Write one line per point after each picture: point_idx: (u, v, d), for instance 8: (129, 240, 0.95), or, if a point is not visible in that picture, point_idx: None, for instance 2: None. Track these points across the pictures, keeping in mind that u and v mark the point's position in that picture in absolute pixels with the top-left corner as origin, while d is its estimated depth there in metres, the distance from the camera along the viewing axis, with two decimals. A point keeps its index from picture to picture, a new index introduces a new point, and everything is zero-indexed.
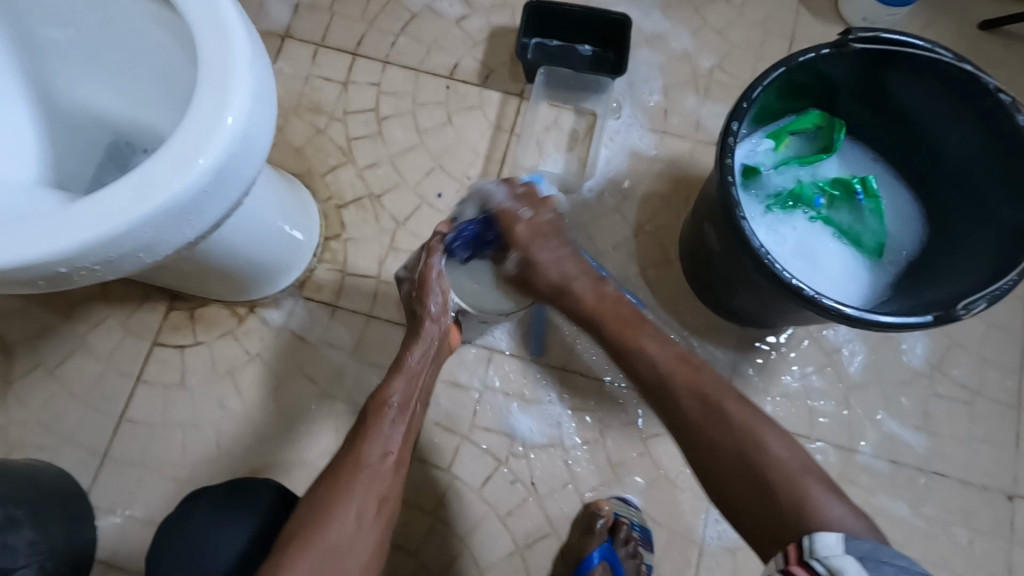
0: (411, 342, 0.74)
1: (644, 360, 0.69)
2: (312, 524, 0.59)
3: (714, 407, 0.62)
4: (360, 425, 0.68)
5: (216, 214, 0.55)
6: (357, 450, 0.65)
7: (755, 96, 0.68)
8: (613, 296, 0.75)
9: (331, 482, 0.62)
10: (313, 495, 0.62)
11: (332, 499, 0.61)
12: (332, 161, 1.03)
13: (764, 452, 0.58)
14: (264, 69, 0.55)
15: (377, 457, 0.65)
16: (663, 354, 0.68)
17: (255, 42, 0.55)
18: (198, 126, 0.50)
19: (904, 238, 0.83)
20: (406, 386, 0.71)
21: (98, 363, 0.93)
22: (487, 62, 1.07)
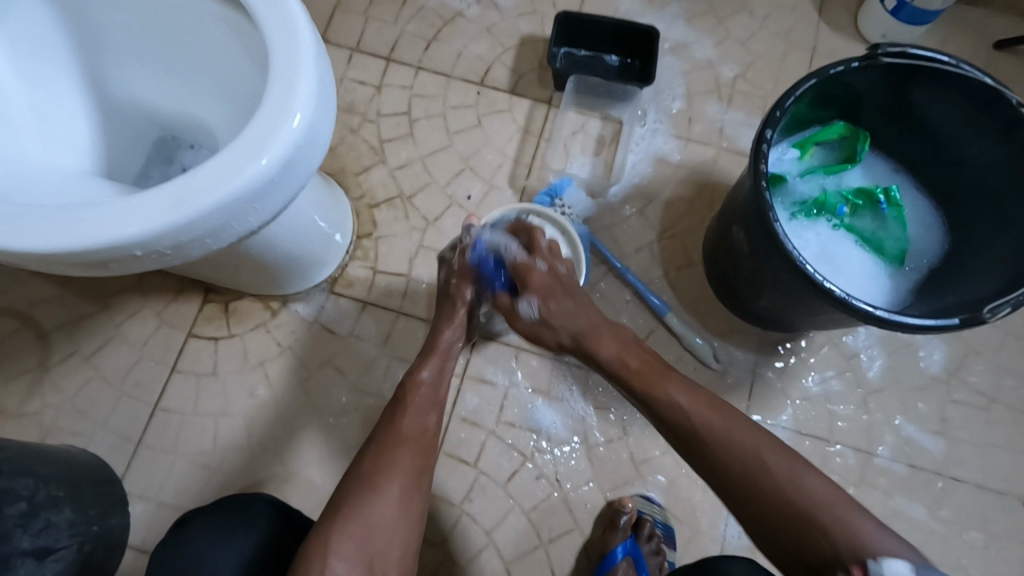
0: (444, 323, 0.78)
1: (671, 406, 0.65)
2: (362, 495, 0.61)
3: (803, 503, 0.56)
4: (396, 401, 0.71)
5: (278, 204, 0.57)
6: (396, 423, 0.68)
7: (787, 105, 0.71)
8: (633, 339, 0.75)
9: (373, 456, 0.65)
10: (356, 468, 0.64)
11: (378, 467, 0.63)
12: (365, 161, 1.06)
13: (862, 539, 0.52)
14: (326, 66, 0.57)
15: (415, 433, 0.67)
16: (693, 402, 0.65)
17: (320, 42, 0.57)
18: (267, 120, 0.53)
19: (926, 246, 0.85)
20: (437, 367, 0.74)
21: (133, 352, 0.95)
22: (517, 69, 1.10)
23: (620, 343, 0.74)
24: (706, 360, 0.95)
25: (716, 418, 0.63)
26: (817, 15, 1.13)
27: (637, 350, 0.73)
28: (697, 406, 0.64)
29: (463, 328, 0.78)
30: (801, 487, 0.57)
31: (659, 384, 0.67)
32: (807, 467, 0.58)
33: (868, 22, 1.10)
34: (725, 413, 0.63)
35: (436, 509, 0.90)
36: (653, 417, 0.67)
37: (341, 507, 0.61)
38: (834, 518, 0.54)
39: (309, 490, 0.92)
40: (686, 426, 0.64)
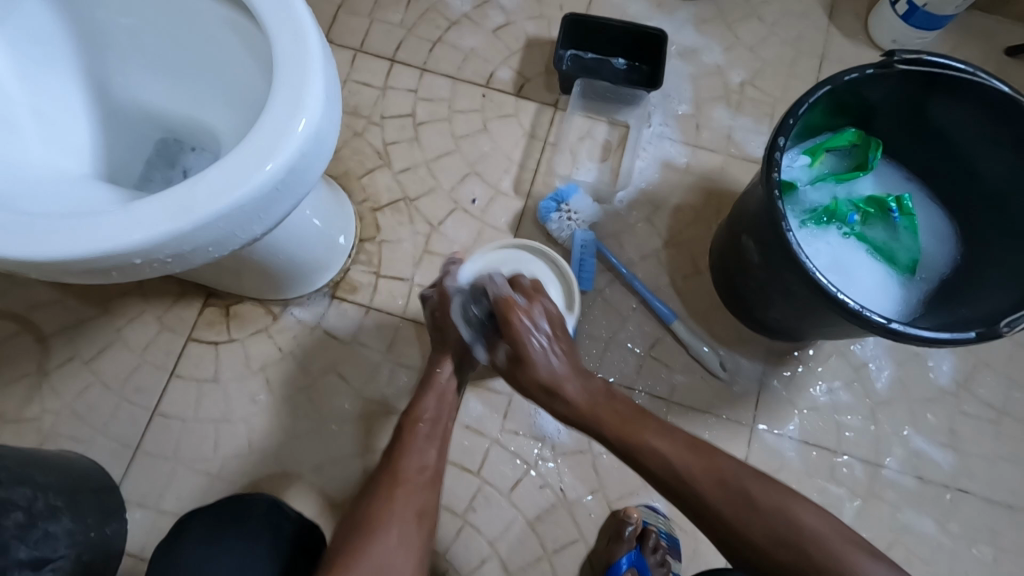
0: (440, 356, 0.76)
1: (655, 454, 0.62)
2: (356, 541, 0.60)
3: (741, 494, 0.59)
4: (394, 441, 0.70)
5: (282, 212, 0.56)
6: (394, 467, 0.67)
7: (801, 112, 0.70)
8: (603, 389, 0.69)
9: (370, 499, 0.64)
10: (354, 517, 0.63)
11: (378, 507, 0.63)
12: (369, 164, 1.05)
13: (803, 525, 0.57)
14: (333, 69, 0.56)
15: (413, 475, 0.67)
16: (675, 450, 0.62)
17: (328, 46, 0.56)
18: (272, 126, 0.52)
19: (939, 256, 0.84)
20: (433, 410, 0.73)
21: (133, 356, 0.94)
22: (523, 73, 1.09)
23: (583, 382, 0.68)
24: (713, 368, 0.94)
25: (685, 490, 0.61)
26: (827, 20, 1.12)
27: (606, 399, 0.68)
28: (655, 424, 0.65)
29: (458, 361, 0.76)
30: (801, 516, 0.57)
31: (637, 432, 0.64)
32: (795, 493, 0.59)
33: (879, 29, 1.09)
34: (704, 452, 0.62)
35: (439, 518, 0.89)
36: (605, 442, 0.66)
37: (340, 550, 0.61)
38: (830, 546, 0.56)
39: (310, 498, 0.91)
40: (626, 429, 0.65)
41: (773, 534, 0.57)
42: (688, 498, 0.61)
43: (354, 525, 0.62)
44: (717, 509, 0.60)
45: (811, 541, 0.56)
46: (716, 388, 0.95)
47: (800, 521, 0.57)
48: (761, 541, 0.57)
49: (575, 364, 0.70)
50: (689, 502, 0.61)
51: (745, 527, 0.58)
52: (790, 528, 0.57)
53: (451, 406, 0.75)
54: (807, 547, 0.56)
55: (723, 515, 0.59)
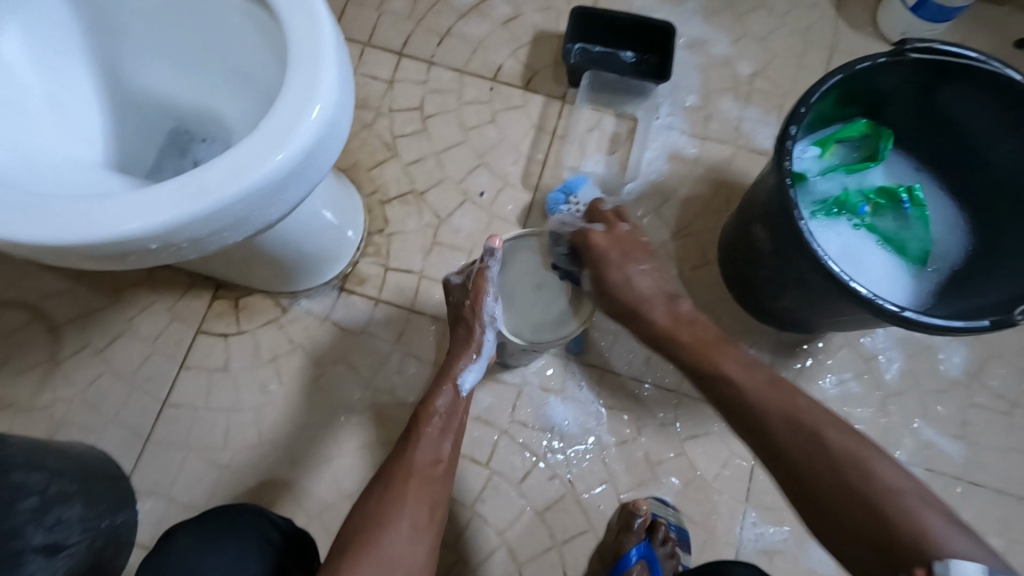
0: (462, 350, 0.76)
1: (728, 380, 0.65)
2: (373, 527, 0.61)
3: (809, 429, 0.57)
4: (409, 430, 0.71)
5: (296, 198, 0.56)
6: (409, 456, 0.68)
7: (812, 101, 0.70)
8: (687, 316, 0.73)
9: (380, 490, 0.64)
10: (370, 496, 0.65)
11: (389, 499, 0.63)
12: (378, 156, 1.05)
13: (879, 482, 0.52)
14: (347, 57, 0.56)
15: (425, 473, 0.67)
16: (752, 379, 0.64)
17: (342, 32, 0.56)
18: (287, 111, 0.52)
19: (949, 247, 0.83)
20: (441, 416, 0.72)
21: (144, 347, 0.95)
22: (532, 65, 1.09)
23: (666, 305, 0.74)
24: None
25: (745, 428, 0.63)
26: (836, 12, 1.12)
27: (693, 325, 0.72)
28: (733, 354, 0.68)
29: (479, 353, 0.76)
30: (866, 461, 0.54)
31: (715, 357, 0.68)
32: (876, 450, 0.55)
33: (889, 20, 1.09)
34: (784, 391, 0.62)
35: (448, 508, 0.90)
36: (681, 366, 0.71)
37: (353, 531, 0.61)
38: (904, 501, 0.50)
39: (320, 488, 0.91)
40: (707, 352, 0.69)
41: (837, 471, 0.54)
42: (761, 420, 0.61)
43: (366, 510, 0.63)
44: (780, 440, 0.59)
45: (878, 497, 0.51)
46: None
47: (877, 475, 0.52)
48: (833, 494, 0.53)
49: (663, 287, 0.76)
50: (757, 424, 0.61)
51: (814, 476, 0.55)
52: (848, 476, 0.53)
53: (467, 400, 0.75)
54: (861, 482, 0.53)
55: (796, 427, 0.59)
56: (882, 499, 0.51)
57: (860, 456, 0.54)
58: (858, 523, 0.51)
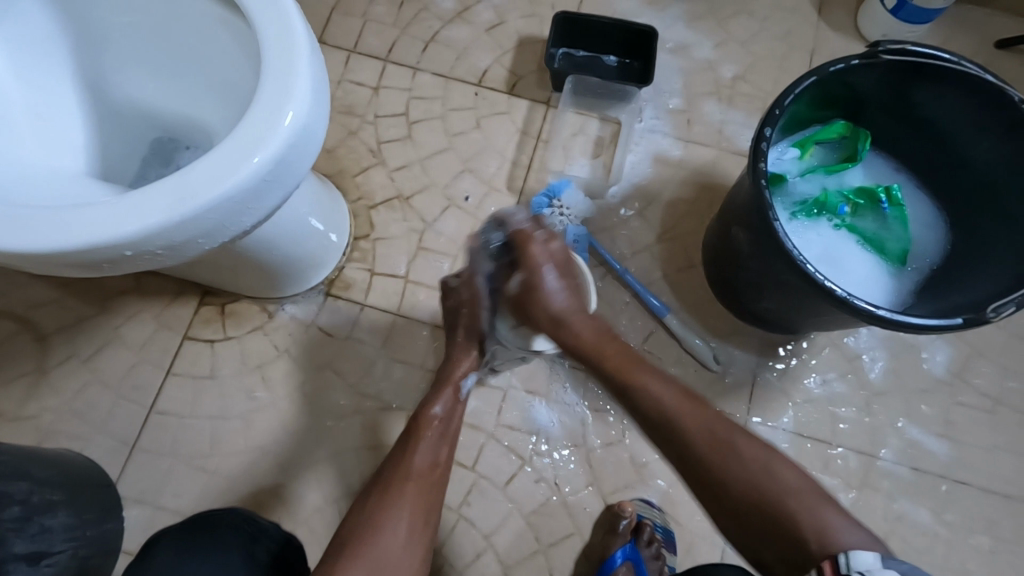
0: (459, 359, 0.78)
1: (653, 397, 0.60)
2: (370, 529, 0.61)
3: (721, 438, 0.56)
4: (408, 433, 0.71)
5: (272, 204, 0.56)
6: (409, 458, 0.67)
7: (787, 103, 0.70)
8: (608, 329, 0.67)
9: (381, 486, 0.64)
10: (366, 500, 0.64)
11: (390, 492, 0.63)
12: (364, 162, 1.05)
13: (782, 481, 0.53)
14: (321, 64, 0.57)
15: (423, 474, 0.67)
16: (667, 393, 0.61)
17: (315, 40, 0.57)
18: (260, 119, 0.52)
19: (928, 246, 0.84)
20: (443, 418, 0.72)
21: (130, 354, 0.95)
22: (516, 70, 1.10)
23: (592, 322, 0.68)
24: (706, 361, 0.94)
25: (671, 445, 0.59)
26: (818, 15, 1.13)
27: (610, 337, 0.67)
28: (652, 366, 0.63)
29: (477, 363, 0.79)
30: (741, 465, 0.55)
31: (636, 373, 0.62)
32: (778, 454, 0.55)
33: (869, 23, 1.10)
34: (699, 402, 0.60)
35: None
36: (601, 379, 0.65)
37: (349, 538, 0.61)
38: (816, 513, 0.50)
39: (306, 494, 0.91)
40: (624, 366, 0.63)
41: (749, 471, 0.54)
42: (683, 436, 0.58)
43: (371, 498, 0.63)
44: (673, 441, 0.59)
45: (785, 504, 0.51)
46: (709, 380, 0.95)
47: (828, 528, 0.49)
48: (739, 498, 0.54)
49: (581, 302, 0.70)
50: (677, 440, 0.58)
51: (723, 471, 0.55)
52: (744, 479, 0.54)
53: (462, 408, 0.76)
54: (773, 495, 0.53)
55: (694, 442, 0.57)
56: (773, 498, 0.52)
57: (770, 462, 0.54)
58: (782, 532, 0.51)
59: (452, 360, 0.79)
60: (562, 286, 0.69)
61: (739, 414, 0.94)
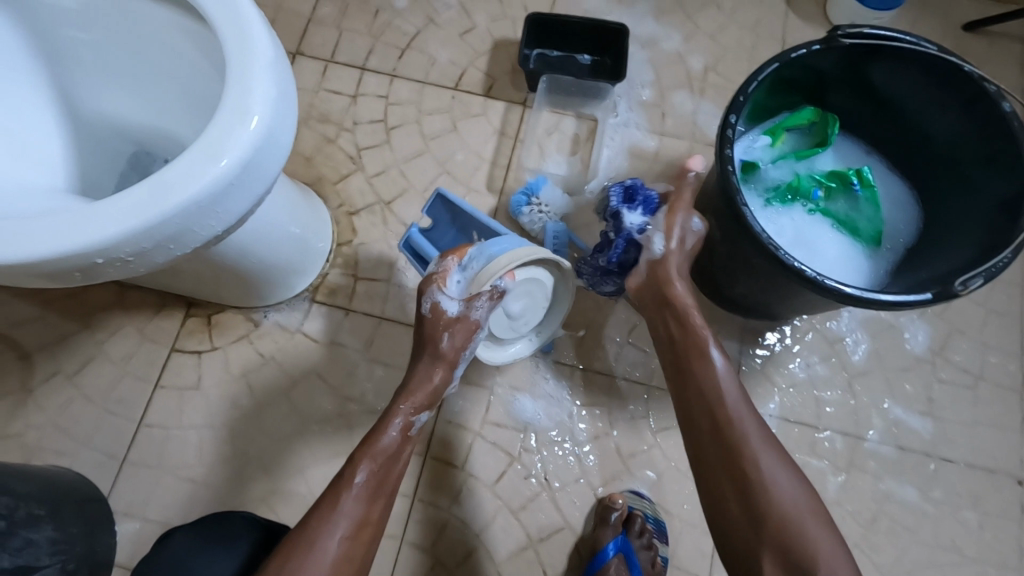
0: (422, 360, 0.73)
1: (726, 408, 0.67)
2: (304, 534, 0.61)
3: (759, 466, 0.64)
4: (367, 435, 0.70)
5: (242, 208, 0.57)
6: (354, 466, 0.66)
7: (750, 90, 0.71)
8: (738, 381, 0.70)
9: (297, 539, 0.60)
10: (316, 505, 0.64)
11: (308, 541, 0.60)
12: (343, 169, 1.06)
13: (813, 531, 0.60)
14: (286, 67, 0.58)
15: (370, 487, 0.65)
16: (740, 411, 0.67)
17: (279, 44, 0.58)
18: (225, 123, 0.53)
19: (900, 226, 0.85)
20: (374, 464, 0.66)
21: (115, 369, 0.95)
22: (490, 73, 1.11)
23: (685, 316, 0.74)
24: None
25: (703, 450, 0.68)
26: (786, 6, 1.14)
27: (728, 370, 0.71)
28: (744, 394, 0.69)
29: (443, 364, 0.72)
30: (774, 479, 0.63)
31: (729, 414, 0.67)
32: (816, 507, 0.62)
33: (835, 11, 1.11)
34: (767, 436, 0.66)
35: (424, 513, 0.90)
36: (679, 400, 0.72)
37: (292, 534, 0.62)
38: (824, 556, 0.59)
39: (295, 499, 0.91)
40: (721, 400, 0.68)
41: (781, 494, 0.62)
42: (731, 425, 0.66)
43: (285, 549, 0.60)
44: (706, 432, 0.68)
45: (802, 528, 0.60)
46: None
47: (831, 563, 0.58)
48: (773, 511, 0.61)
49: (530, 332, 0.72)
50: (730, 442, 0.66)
51: (756, 471, 0.63)
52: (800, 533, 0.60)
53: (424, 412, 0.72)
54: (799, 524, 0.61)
55: (743, 432, 0.66)
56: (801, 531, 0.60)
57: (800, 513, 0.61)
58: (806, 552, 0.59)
59: (405, 389, 0.72)
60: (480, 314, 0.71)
61: None
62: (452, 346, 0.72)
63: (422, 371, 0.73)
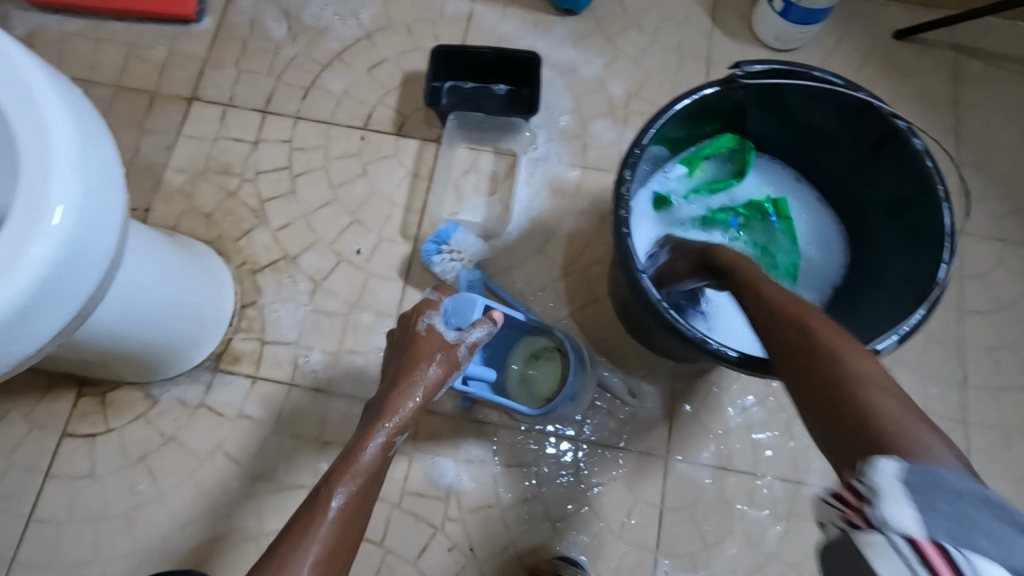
0: (410, 365, 0.66)
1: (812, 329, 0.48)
2: (269, 562, 0.53)
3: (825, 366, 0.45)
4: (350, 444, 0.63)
5: (56, 321, 0.51)
6: (328, 489, 0.58)
7: (647, 141, 0.66)
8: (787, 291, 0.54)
9: (262, 573, 0.52)
10: (289, 525, 0.56)
11: (274, 571, 0.52)
12: (245, 224, 0.99)
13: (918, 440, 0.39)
14: (100, 144, 0.54)
15: (338, 524, 0.56)
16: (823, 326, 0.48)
17: (90, 118, 0.54)
18: (17, 231, 0.48)
19: (825, 266, 0.80)
20: (352, 487, 0.59)
21: (1, 461, 0.88)
22: (401, 110, 1.04)
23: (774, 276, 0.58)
24: (619, 395, 0.91)
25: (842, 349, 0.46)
26: (710, 23, 1.09)
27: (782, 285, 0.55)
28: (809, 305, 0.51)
29: (438, 376, 0.66)
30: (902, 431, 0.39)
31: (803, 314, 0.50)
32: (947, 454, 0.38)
33: (760, 27, 1.06)
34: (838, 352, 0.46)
35: None
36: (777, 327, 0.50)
37: (258, 565, 0.53)
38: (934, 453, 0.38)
39: None
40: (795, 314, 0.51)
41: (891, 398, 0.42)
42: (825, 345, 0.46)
43: None
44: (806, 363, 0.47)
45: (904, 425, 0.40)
46: (623, 420, 0.91)
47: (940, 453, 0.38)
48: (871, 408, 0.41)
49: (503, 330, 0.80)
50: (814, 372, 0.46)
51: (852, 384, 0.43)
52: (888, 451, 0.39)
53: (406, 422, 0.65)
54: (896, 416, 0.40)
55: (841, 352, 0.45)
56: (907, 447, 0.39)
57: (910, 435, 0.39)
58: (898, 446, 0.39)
59: (389, 398, 0.65)
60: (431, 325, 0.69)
61: (657, 453, 0.89)
62: (432, 382, 0.66)
63: (411, 380, 0.65)
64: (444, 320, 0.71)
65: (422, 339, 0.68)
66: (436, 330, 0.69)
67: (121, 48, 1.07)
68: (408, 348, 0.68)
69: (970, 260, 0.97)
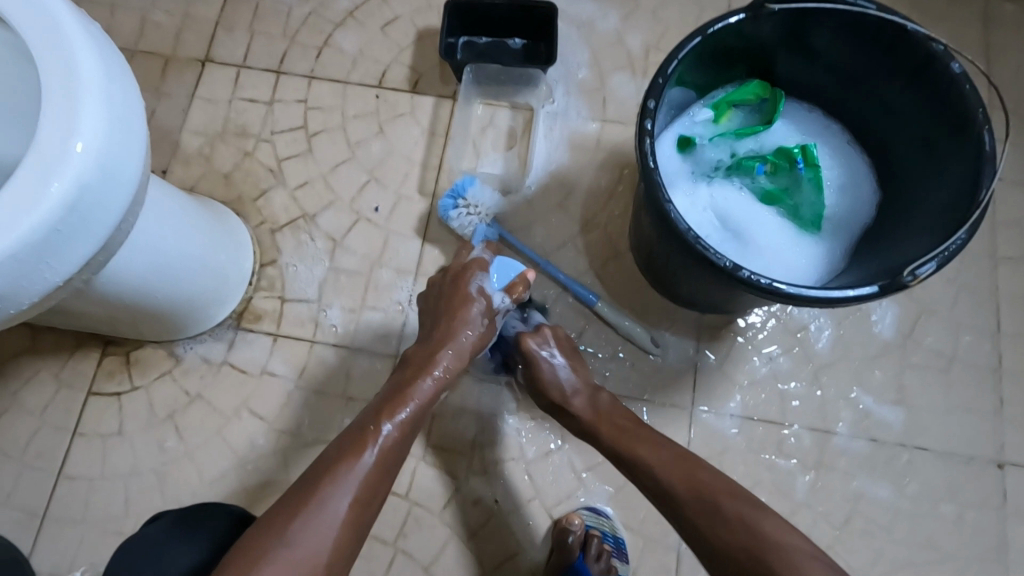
0: (454, 326, 0.71)
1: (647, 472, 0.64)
2: (310, 484, 0.56)
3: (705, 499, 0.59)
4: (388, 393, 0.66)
5: (85, 251, 0.50)
6: (369, 428, 0.61)
7: (671, 71, 0.64)
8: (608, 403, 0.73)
9: (304, 499, 0.55)
10: (325, 455, 0.60)
11: (315, 498, 0.55)
12: (263, 184, 0.99)
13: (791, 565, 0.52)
14: (119, 75, 0.53)
15: (377, 464, 0.59)
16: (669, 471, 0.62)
17: (109, 50, 0.53)
18: (43, 157, 0.47)
19: (856, 207, 0.78)
20: (392, 434, 0.61)
21: (31, 420, 0.89)
22: (416, 68, 1.03)
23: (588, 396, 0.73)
24: (644, 345, 0.89)
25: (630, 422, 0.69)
26: None
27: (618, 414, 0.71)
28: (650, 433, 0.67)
29: (481, 341, 0.72)
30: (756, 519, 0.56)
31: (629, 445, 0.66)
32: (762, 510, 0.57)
33: None
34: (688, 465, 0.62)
35: (370, 548, 0.84)
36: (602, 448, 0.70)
37: (297, 485, 0.57)
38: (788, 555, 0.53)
39: None
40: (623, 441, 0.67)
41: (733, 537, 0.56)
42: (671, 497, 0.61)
43: (282, 504, 0.55)
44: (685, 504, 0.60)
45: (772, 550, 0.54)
46: (647, 371, 0.90)
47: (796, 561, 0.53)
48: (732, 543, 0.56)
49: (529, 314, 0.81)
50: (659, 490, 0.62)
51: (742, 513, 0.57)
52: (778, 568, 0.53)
53: (444, 384, 0.68)
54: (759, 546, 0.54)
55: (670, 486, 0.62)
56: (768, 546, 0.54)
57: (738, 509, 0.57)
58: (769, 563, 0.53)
59: (432, 354, 0.69)
60: (482, 290, 0.73)
61: (682, 404, 0.88)
62: (473, 344, 0.71)
63: (453, 337, 0.70)
64: (490, 283, 0.74)
65: (470, 303, 0.72)
66: (486, 292, 0.73)
67: (135, 12, 1.07)
68: (448, 306, 0.72)
69: (1002, 206, 0.95)
